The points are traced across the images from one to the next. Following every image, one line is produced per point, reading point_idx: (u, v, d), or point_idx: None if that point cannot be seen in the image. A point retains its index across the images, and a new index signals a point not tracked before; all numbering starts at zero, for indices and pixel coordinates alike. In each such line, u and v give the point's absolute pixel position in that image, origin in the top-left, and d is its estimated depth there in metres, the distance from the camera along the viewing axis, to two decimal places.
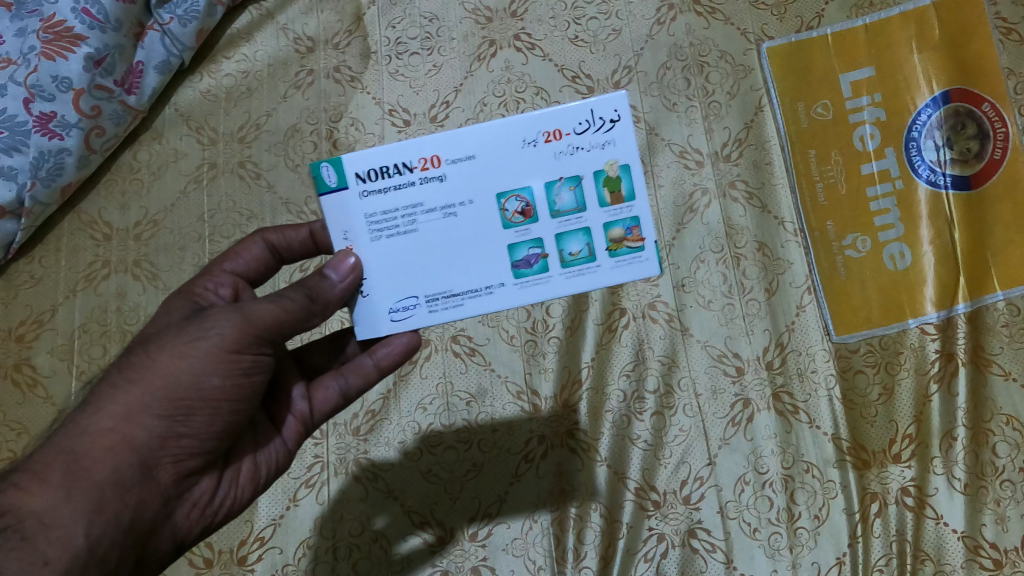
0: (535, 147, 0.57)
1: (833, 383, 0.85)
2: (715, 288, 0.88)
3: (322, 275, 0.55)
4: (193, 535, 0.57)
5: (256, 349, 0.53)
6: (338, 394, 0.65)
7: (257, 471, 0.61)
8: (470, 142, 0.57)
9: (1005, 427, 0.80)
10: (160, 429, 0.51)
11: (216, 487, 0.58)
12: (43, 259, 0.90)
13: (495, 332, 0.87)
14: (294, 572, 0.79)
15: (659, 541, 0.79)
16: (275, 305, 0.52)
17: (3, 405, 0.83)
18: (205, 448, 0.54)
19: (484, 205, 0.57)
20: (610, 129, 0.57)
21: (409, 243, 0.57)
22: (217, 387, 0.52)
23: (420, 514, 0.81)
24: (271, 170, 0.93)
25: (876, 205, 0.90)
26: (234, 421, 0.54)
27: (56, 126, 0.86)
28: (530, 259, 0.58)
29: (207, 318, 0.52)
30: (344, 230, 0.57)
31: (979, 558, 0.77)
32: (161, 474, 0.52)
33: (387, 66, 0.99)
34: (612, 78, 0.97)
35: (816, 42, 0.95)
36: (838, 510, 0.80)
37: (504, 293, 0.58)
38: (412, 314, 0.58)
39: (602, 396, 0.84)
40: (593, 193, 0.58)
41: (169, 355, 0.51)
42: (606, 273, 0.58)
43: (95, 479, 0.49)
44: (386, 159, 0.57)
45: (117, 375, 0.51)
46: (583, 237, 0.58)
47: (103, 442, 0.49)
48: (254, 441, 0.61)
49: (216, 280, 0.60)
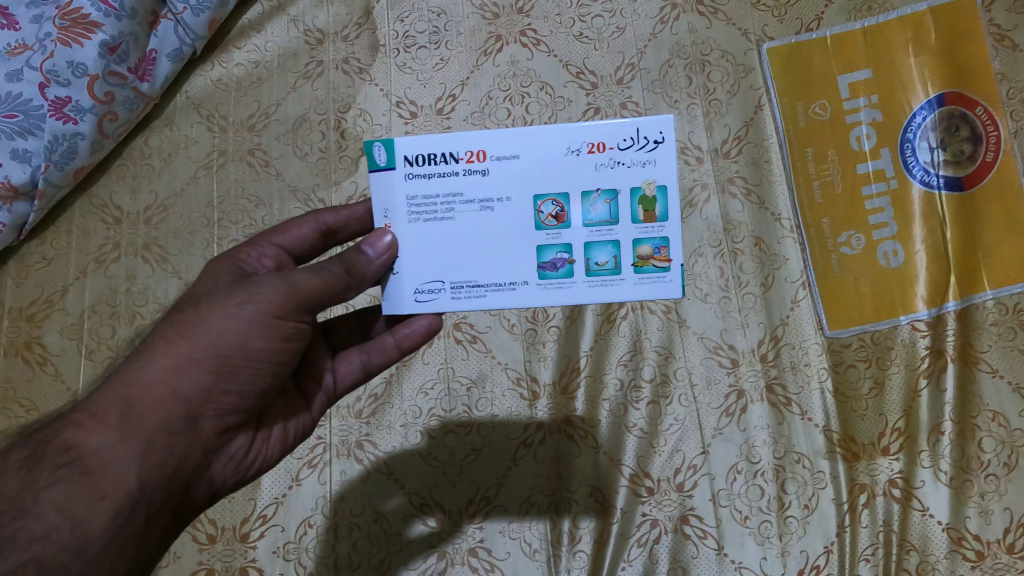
0: (578, 156, 0.58)
1: (826, 376, 0.87)
2: (712, 281, 0.90)
3: (360, 250, 0.57)
4: (228, 486, 0.59)
5: (298, 316, 0.54)
6: (359, 368, 0.67)
7: (287, 433, 0.63)
8: (515, 142, 0.58)
9: (991, 422, 0.82)
10: (206, 383, 0.52)
11: (250, 444, 0.59)
12: (55, 241, 0.91)
13: (496, 321, 0.90)
14: (296, 549, 0.81)
15: (652, 527, 0.81)
16: (316, 276, 0.54)
17: (13, 382, 0.85)
18: (245, 405, 0.55)
19: (521, 203, 0.59)
20: (653, 149, 0.58)
21: (442, 230, 0.59)
22: (261, 349, 0.53)
23: (419, 496, 0.83)
24: (279, 158, 0.95)
25: (872, 204, 0.92)
26: (273, 382, 0.56)
27: (71, 111, 0.87)
28: (556, 262, 0.59)
29: (254, 283, 0.53)
30: (385, 208, 0.59)
31: (963, 549, 0.79)
32: (203, 427, 0.53)
33: (395, 59, 1.01)
34: (615, 75, 0.99)
35: (815, 44, 0.97)
36: (828, 500, 0.82)
37: (526, 291, 0.59)
38: (436, 298, 0.60)
39: (600, 384, 0.86)
40: (627, 208, 0.58)
41: (218, 314, 0.52)
42: (629, 288, 0.59)
43: (146, 426, 0.50)
44: (433, 146, 0.58)
45: (167, 329, 0.52)
46: (612, 249, 0.59)
47: (154, 391, 0.51)
48: (284, 408, 0.63)
49: (261, 250, 0.60)
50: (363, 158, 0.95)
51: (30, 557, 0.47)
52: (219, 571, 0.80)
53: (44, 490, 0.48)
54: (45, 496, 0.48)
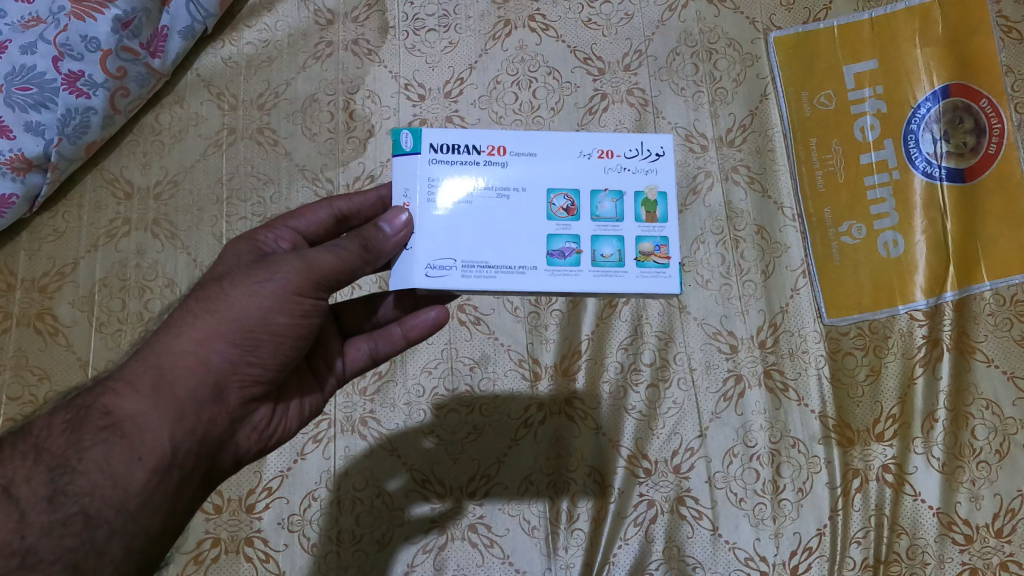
0: (588, 160, 0.60)
1: (823, 363, 0.88)
2: (714, 268, 0.91)
3: (376, 227, 0.56)
4: (251, 455, 0.59)
5: (316, 293, 0.55)
6: (367, 354, 0.68)
7: (303, 407, 0.64)
8: (533, 141, 0.60)
9: (984, 410, 0.83)
10: (231, 355, 0.53)
11: (271, 415, 0.60)
12: (67, 214, 0.92)
13: (499, 304, 0.91)
14: (301, 521, 0.82)
15: (649, 507, 0.83)
16: (332, 254, 0.55)
17: (24, 352, 0.85)
18: (268, 377, 0.56)
19: (535, 195, 0.59)
20: (654, 161, 0.60)
21: (460, 212, 0.59)
22: (282, 323, 0.54)
23: (421, 472, 0.84)
24: (288, 137, 0.96)
25: (874, 194, 0.93)
26: (294, 356, 0.57)
27: (84, 85, 0.89)
28: (564, 251, 0.58)
29: (275, 262, 0.54)
30: (405, 189, 0.59)
31: (952, 533, 0.80)
32: (229, 397, 0.54)
33: (404, 41, 1.01)
34: (622, 62, 1.00)
35: (823, 33, 0.99)
36: (822, 483, 0.83)
37: (535, 277, 0.58)
38: (446, 275, 0.57)
39: (601, 366, 0.88)
40: (632, 208, 0.59)
41: (242, 291, 0.53)
42: (630, 281, 0.58)
43: (177, 394, 0.51)
44: (457, 137, 0.60)
45: (193, 304, 0.53)
46: (616, 243, 0.58)
47: (183, 361, 0.51)
48: (299, 384, 0.64)
49: (277, 233, 0.62)
50: (371, 139, 0.96)
51: (78, 510, 0.47)
52: (225, 541, 0.81)
53: (88, 450, 0.48)
54: (88, 455, 0.48)
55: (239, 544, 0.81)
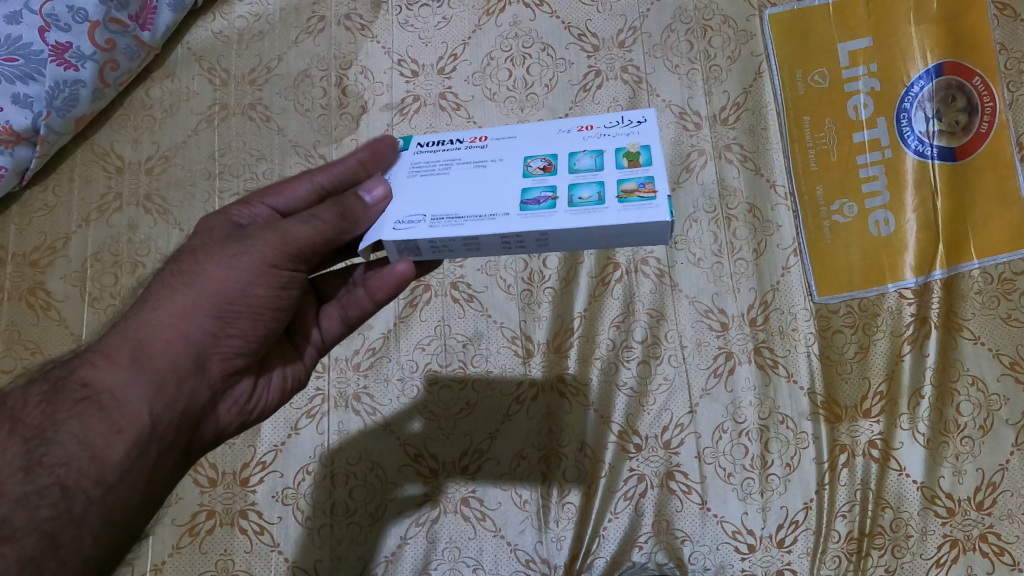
0: (568, 134, 0.60)
1: (812, 341, 0.89)
2: (705, 247, 0.92)
3: (357, 197, 0.57)
4: (233, 428, 0.59)
5: (293, 265, 0.55)
6: (340, 321, 0.66)
7: (286, 380, 0.63)
8: (514, 128, 0.62)
9: (969, 387, 0.84)
10: (212, 328, 0.53)
11: (253, 388, 0.60)
12: (57, 188, 0.92)
13: (492, 281, 0.93)
14: (294, 495, 0.83)
15: (639, 482, 0.84)
16: (308, 225, 0.54)
17: (16, 326, 0.85)
18: (250, 349, 0.56)
19: (513, 163, 0.59)
20: (635, 126, 0.59)
21: (438, 182, 0.59)
22: (261, 296, 0.54)
23: (414, 447, 0.85)
24: (280, 113, 0.96)
25: (865, 173, 0.94)
26: (275, 328, 0.57)
27: (72, 57, 0.88)
28: (539, 199, 0.55)
29: (249, 235, 0.54)
30: (390, 173, 0.61)
31: (935, 506, 0.81)
32: (211, 370, 0.54)
33: (398, 16, 1.01)
34: (617, 38, 1.00)
35: (818, 10, 0.99)
36: (809, 459, 0.84)
37: (506, 222, 0.54)
38: (414, 227, 0.56)
39: (592, 344, 0.89)
40: (611, 160, 0.57)
41: (219, 264, 0.53)
42: (610, 216, 0.53)
43: (157, 366, 0.50)
44: (443, 135, 0.63)
45: (169, 277, 0.53)
46: (596, 186, 0.55)
47: (163, 334, 0.51)
48: (282, 355, 0.64)
49: (253, 210, 0.60)
50: (364, 116, 0.96)
51: (54, 481, 0.45)
52: (219, 513, 0.82)
53: (65, 422, 0.47)
54: (65, 427, 0.47)
55: (233, 517, 0.82)
